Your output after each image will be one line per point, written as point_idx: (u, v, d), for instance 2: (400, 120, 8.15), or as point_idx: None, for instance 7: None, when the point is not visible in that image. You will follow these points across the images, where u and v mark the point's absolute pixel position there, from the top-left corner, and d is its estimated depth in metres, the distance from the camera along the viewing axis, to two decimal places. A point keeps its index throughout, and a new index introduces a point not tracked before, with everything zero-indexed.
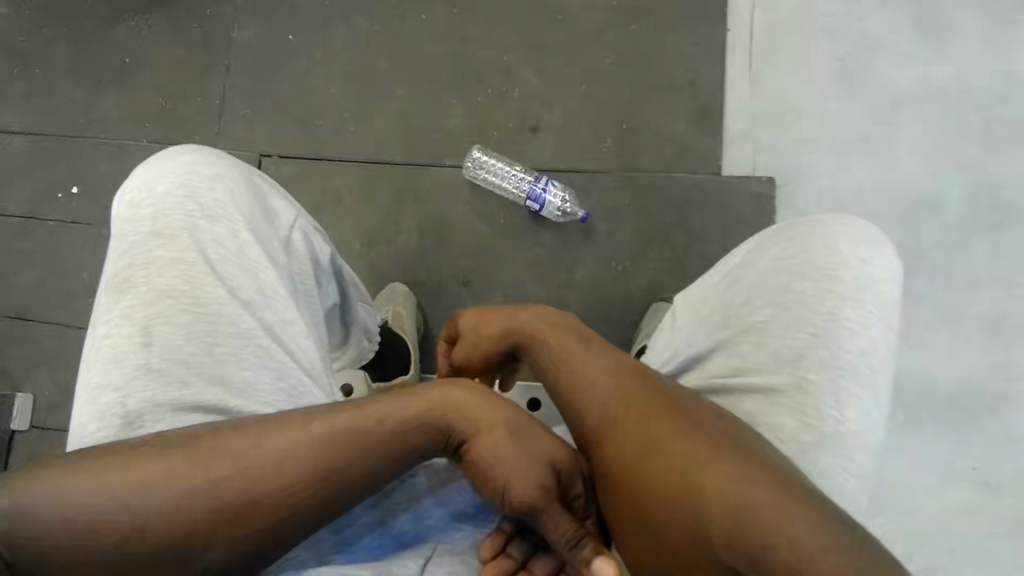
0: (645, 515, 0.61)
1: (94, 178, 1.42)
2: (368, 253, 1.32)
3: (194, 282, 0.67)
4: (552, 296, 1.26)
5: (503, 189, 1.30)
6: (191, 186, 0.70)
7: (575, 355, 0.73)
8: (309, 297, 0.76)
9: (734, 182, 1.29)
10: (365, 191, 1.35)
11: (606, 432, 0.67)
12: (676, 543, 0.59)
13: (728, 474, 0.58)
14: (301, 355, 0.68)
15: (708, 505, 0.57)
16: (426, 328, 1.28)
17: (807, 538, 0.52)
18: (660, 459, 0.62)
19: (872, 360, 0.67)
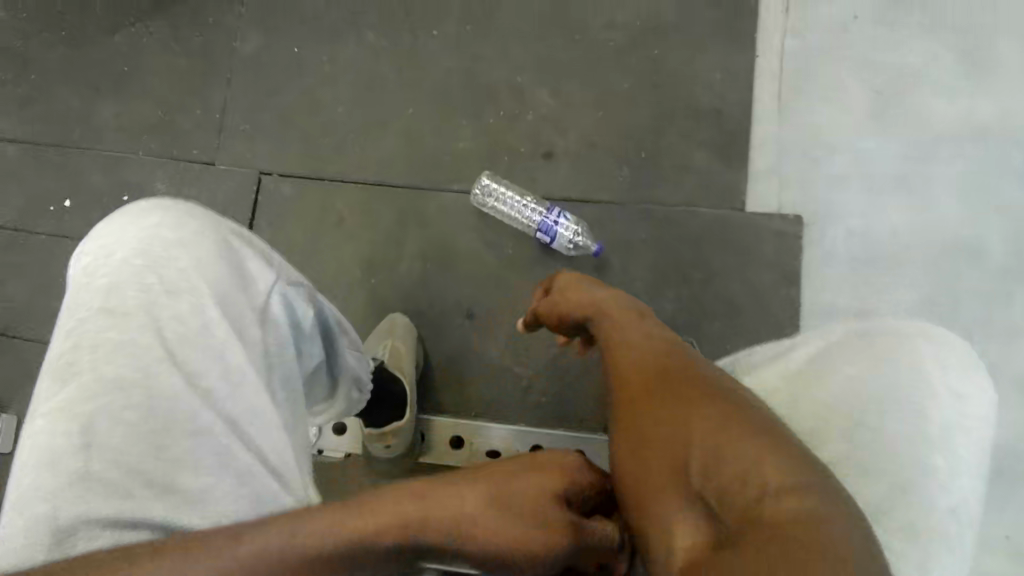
0: (641, 466, 0.51)
1: (88, 191, 1.37)
2: (368, 280, 1.26)
3: (146, 370, 0.55)
4: None
5: (512, 219, 1.23)
6: (152, 254, 0.59)
7: (624, 326, 0.68)
8: (290, 373, 0.64)
9: (758, 220, 1.21)
10: (367, 214, 1.29)
11: (634, 381, 0.58)
12: (665, 508, 0.48)
13: (763, 442, 0.48)
14: (272, 455, 0.57)
15: (723, 459, 0.48)
16: (427, 363, 1.20)
17: (830, 528, 0.42)
18: (682, 409, 0.52)
19: (964, 523, 0.54)
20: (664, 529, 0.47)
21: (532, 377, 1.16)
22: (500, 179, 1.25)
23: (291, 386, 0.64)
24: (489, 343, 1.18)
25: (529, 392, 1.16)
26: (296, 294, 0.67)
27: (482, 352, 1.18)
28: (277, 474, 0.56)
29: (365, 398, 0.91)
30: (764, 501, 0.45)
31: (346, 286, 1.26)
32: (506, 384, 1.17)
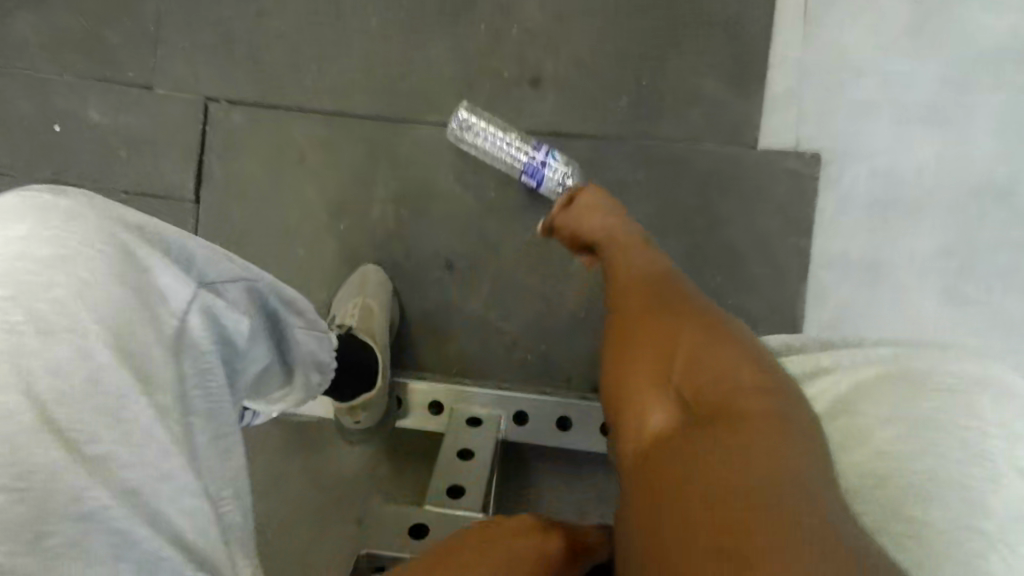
0: (628, 363, 0.62)
1: (9, 119, 1.20)
2: (335, 225, 1.14)
3: (10, 440, 0.39)
4: (549, 287, 1.09)
5: (494, 158, 1.09)
6: (12, 280, 0.45)
7: (629, 251, 0.84)
8: (217, 402, 0.52)
9: (770, 157, 1.10)
10: (333, 150, 1.15)
11: (634, 299, 0.70)
12: (644, 395, 0.59)
13: (737, 351, 0.58)
14: (185, 529, 0.43)
15: (702, 363, 0.58)
16: (402, 320, 1.10)
17: (784, 415, 0.51)
18: (670, 323, 0.63)
19: None
20: (641, 412, 0.58)
21: (517, 334, 1.08)
22: (480, 112, 1.12)
23: (219, 418, 0.52)
24: (472, 297, 1.10)
25: (514, 349, 1.08)
26: (214, 302, 0.56)
27: (463, 307, 1.10)
28: (193, 552, 0.43)
29: (324, 382, 0.82)
30: (731, 393, 0.54)
31: (313, 233, 1.14)
32: (489, 341, 1.09)
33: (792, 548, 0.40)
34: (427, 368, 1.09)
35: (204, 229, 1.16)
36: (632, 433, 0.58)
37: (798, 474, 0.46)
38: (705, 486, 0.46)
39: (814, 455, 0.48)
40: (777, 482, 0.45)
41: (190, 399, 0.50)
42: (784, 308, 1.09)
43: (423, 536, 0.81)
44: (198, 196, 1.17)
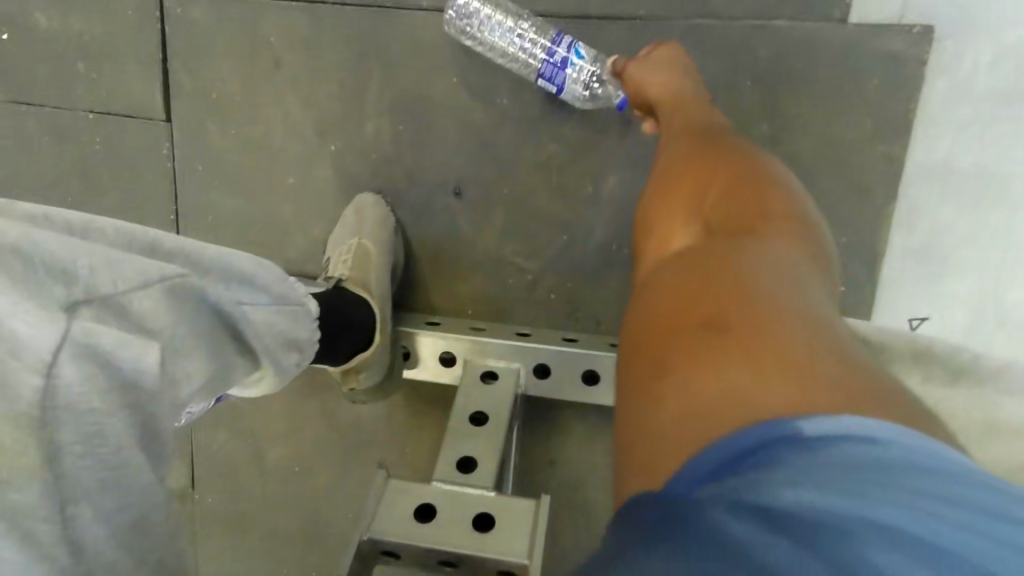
0: (662, 192, 0.67)
1: None
2: (326, 145, 0.97)
3: None
4: (576, 214, 0.92)
5: (504, 56, 0.88)
6: None
7: (692, 98, 0.74)
8: (117, 471, 0.40)
9: (861, 36, 0.86)
10: (314, 51, 0.95)
11: (675, 138, 0.71)
12: (668, 227, 0.63)
13: (774, 196, 0.58)
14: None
15: (725, 194, 0.60)
16: (408, 257, 0.97)
17: (789, 240, 0.53)
18: (710, 158, 0.64)
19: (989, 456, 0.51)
20: (665, 245, 0.61)
21: (539, 272, 0.94)
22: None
23: (121, 488, 0.40)
24: (487, 229, 0.94)
25: (536, 289, 0.94)
26: (95, 332, 0.41)
27: (477, 240, 0.95)
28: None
29: (305, 353, 0.70)
30: (740, 216, 0.56)
31: (301, 155, 0.98)
32: (507, 279, 0.95)
33: (772, 341, 0.41)
34: (439, 311, 0.97)
35: (181, 153, 1.01)
36: (651, 258, 0.62)
37: (780, 273, 0.48)
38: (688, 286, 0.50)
39: (806, 271, 0.51)
40: (754, 275, 0.48)
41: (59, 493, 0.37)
42: (863, 233, 0.89)
43: (432, 518, 0.73)
44: (169, 114, 1.01)
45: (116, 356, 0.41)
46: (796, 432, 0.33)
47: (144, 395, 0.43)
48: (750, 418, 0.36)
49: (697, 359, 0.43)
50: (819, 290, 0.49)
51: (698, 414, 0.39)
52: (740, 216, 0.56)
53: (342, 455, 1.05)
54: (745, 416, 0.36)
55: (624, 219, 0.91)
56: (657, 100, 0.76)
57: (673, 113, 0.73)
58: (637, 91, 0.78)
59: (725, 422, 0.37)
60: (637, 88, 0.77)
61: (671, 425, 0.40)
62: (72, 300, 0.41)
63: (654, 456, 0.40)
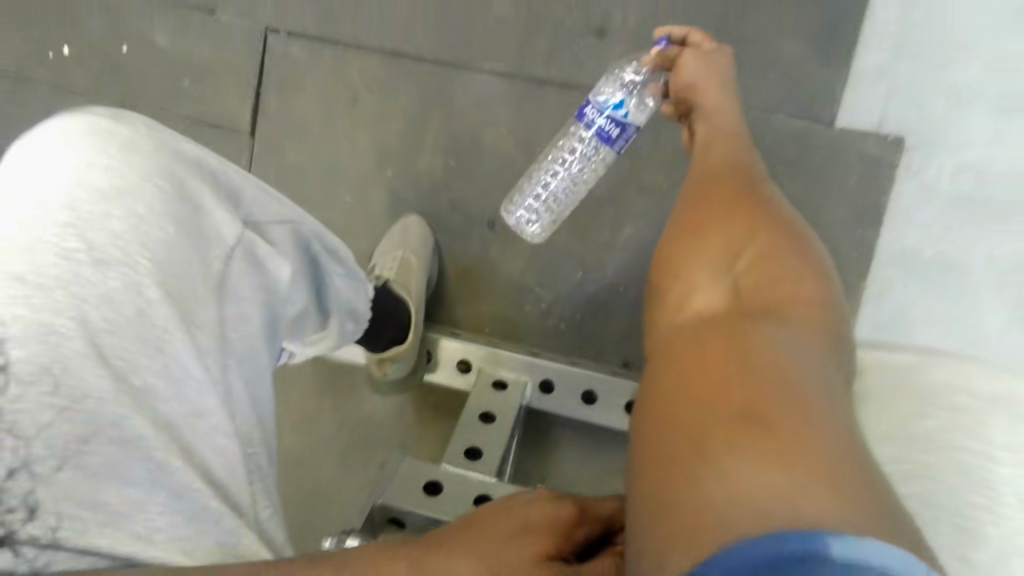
0: (690, 235, 0.63)
1: (88, 40, 1.24)
2: (383, 171, 1.12)
3: (67, 365, 0.41)
4: (591, 256, 1.04)
5: (585, 174, 1.01)
6: (83, 208, 0.48)
7: (730, 124, 0.72)
8: (251, 346, 0.54)
9: (848, 138, 1.02)
10: (386, 92, 1.11)
11: (705, 170, 0.68)
12: (693, 274, 0.60)
13: (803, 273, 0.57)
14: (234, 487, 0.47)
15: (758, 258, 0.58)
16: (441, 275, 1.10)
17: (817, 331, 0.53)
18: (738, 217, 0.62)
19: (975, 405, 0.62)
20: (687, 294, 0.59)
21: (552, 300, 1.07)
22: (546, 43, 1.05)
23: (251, 362, 0.54)
24: (511, 260, 1.08)
25: (548, 316, 1.07)
26: (252, 246, 0.57)
27: (501, 269, 1.08)
28: (232, 502, 0.46)
29: (359, 325, 0.83)
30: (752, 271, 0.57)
31: (361, 178, 1.13)
32: (524, 304, 1.07)
33: (805, 450, 0.40)
34: (461, 325, 1.09)
35: (258, 162, 1.17)
36: (671, 305, 0.60)
37: (809, 368, 0.48)
38: (709, 354, 0.50)
39: (828, 363, 0.50)
40: (773, 349, 0.49)
41: (228, 347, 0.52)
42: None
43: (438, 492, 0.83)
44: (254, 129, 1.18)
45: (260, 270, 0.57)
46: (819, 545, 0.34)
47: (276, 300, 0.59)
48: (785, 523, 0.36)
49: (726, 448, 0.42)
50: (833, 375, 0.49)
51: (723, 506, 0.39)
52: (754, 275, 0.57)
53: (348, 449, 1.06)
54: (773, 523, 0.36)
55: (633, 263, 1.03)
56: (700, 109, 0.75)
57: (711, 137, 0.71)
58: (688, 79, 0.76)
59: (759, 519, 0.37)
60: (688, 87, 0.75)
61: (702, 508, 0.40)
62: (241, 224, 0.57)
63: (687, 532, 0.39)
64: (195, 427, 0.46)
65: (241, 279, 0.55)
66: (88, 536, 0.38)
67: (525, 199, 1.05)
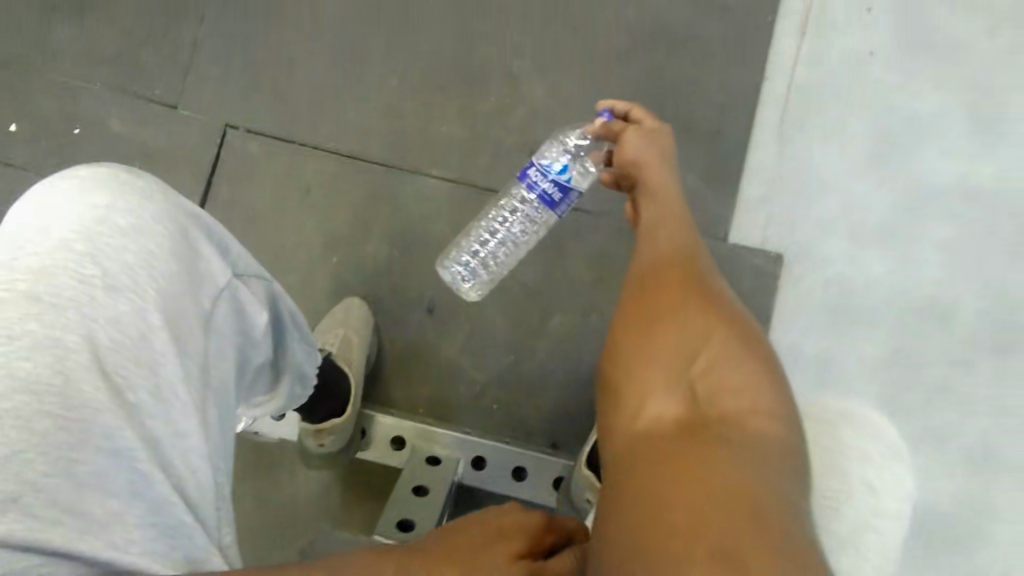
0: (634, 332, 0.58)
1: (36, 120, 1.26)
2: (329, 258, 1.19)
3: (68, 375, 0.46)
4: (523, 343, 1.14)
5: (525, 238, 1.13)
6: (98, 241, 0.52)
7: (670, 213, 0.69)
8: (225, 384, 0.58)
9: (740, 254, 1.20)
10: (339, 187, 1.21)
11: (648, 261, 0.64)
12: (645, 380, 0.54)
13: (761, 373, 0.52)
14: (206, 508, 0.50)
15: (712, 360, 0.52)
16: (379, 356, 1.15)
17: (784, 447, 0.47)
18: (688, 314, 0.56)
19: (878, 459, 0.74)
20: (640, 405, 0.53)
21: (486, 382, 1.13)
22: (488, 155, 1.19)
23: (225, 398, 0.57)
24: (447, 345, 1.15)
25: (481, 398, 1.13)
26: (240, 296, 0.62)
27: (438, 352, 1.15)
28: (202, 521, 0.49)
29: (305, 392, 0.87)
30: (707, 378, 0.51)
31: (306, 263, 1.19)
32: (459, 386, 1.13)
33: None
34: (395, 405, 1.12)
35: None
36: (625, 417, 0.54)
37: (781, 503, 0.42)
38: (667, 486, 0.44)
39: (799, 489, 0.45)
40: (737, 477, 0.43)
41: (212, 379, 0.56)
42: None
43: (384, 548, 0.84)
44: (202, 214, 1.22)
45: (241, 317, 0.61)
46: None
47: (249, 344, 0.63)
48: None
49: None
50: (805, 504, 0.44)
51: None
52: (709, 379, 0.51)
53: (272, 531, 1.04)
54: None
55: (560, 349, 1.13)
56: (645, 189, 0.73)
57: (652, 228, 0.69)
58: (631, 156, 0.77)
59: None
60: (630, 161, 0.76)
61: None
62: (232, 273, 0.62)
63: None
64: (177, 447, 0.49)
65: (225, 323, 0.59)
66: (70, 541, 0.41)
67: (465, 256, 1.14)
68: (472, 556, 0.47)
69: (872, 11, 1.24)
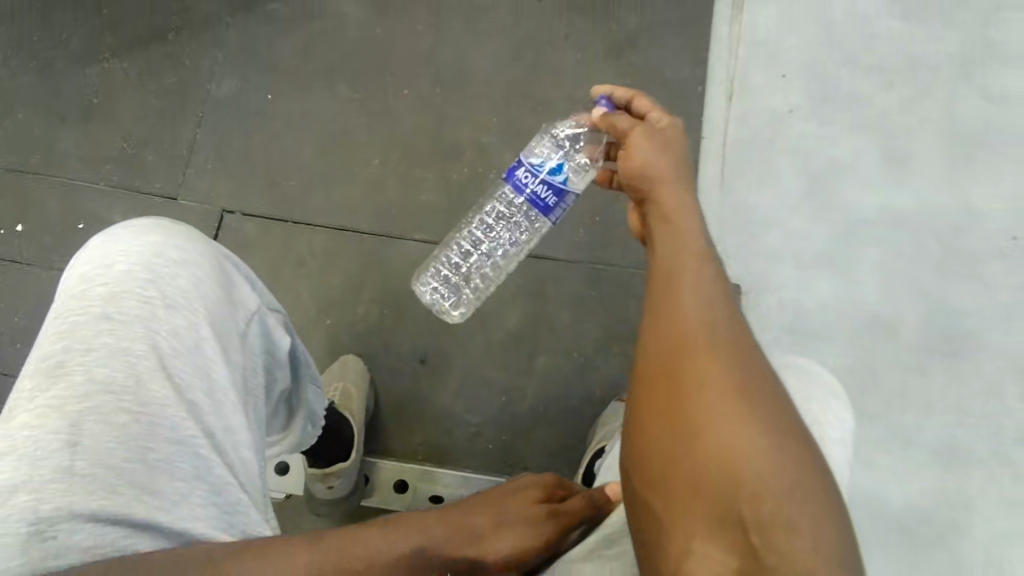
0: (672, 442, 0.57)
1: (42, 219, 1.36)
2: (324, 320, 1.28)
3: (139, 377, 0.55)
4: (512, 384, 1.22)
5: (510, 256, 1.24)
6: (154, 268, 0.59)
7: (688, 260, 0.66)
8: (257, 398, 0.64)
9: None
10: (331, 257, 1.31)
11: (675, 334, 0.61)
12: (690, 502, 0.55)
13: (807, 496, 0.53)
14: (256, 493, 0.58)
15: (756, 488, 0.53)
16: (376, 407, 1.23)
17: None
18: (726, 427, 0.55)
19: (811, 384, 0.67)
20: (689, 528, 0.55)
21: (479, 424, 1.21)
22: (465, 219, 1.30)
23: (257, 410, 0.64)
24: (441, 392, 1.23)
25: (477, 439, 1.21)
26: (272, 323, 0.68)
27: (433, 400, 1.23)
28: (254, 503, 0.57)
29: (315, 435, 0.92)
30: (751, 506, 0.52)
31: (302, 329, 1.28)
32: (454, 430, 1.21)
33: None
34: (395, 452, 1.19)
35: None
36: (676, 541, 0.55)
37: None
38: None
39: None
40: None
41: (250, 390, 0.62)
42: None
43: None
44: None
45: (272, 341, 0.68)
46: None
47: (277, 367, 0.70)
48: None
49: None
50: None
51: None
52: (755, 511, 0.52)
53: None
54: None
55: (546, 387, 1.22)
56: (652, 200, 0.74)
57: (664, 270, 0.66)
58: (640, 167, 0.76)
59: None
60: (636, 168, 0.77)
61: None
62: (265, 302, 0.69)
63: None
64: (228, 440, 0.57)
65: (258, 344, 0.66)
66: (151, 513, 0.50)
67: (453, 279, 1.26)
68: (497, 500, 0.60)
69: (786, 76, 1.40)
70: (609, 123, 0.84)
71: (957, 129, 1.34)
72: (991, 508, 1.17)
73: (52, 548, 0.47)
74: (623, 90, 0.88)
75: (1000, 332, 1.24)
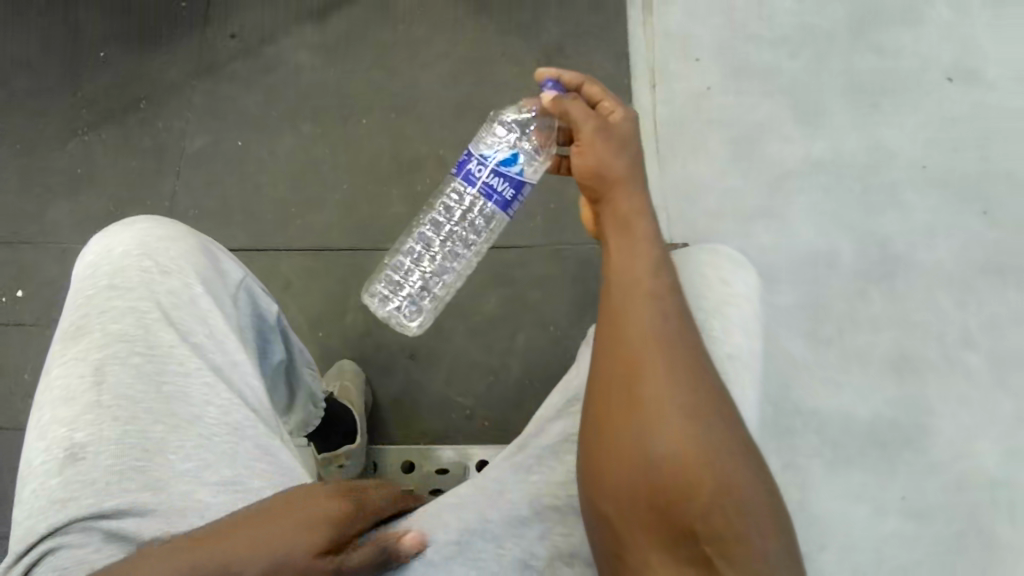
0: (633, 457, 0.65)
1: (40, 282, 1.45)
2: (316, 334, 1.38)
3: (147, 327, 0.70)
4: (497, 363, 1.32)
5: (462, 258, 1.25)
6: (148, 248, 0.75)
7: (638, 270, 0.72)
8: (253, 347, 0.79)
9: None
10: (313, 277, 1.42)
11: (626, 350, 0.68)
12: (651, 511, 0.64)
13: (743, 485, 0.65)
14: (263, 412, 0.72)
15: (707, 493, 0.63)
16: (375, 403, 1.31)
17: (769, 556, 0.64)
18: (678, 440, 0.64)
19: (716, 260, 0.79)
20: (651, 535, 0.64)
21: (472, 404, 1.30)
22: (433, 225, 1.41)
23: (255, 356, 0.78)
24: (433, 380, 1.32)
25: (473, 418, 1.29)
26: (257, 290, 0.82)
27: (426, 389, 1.32)
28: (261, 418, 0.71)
29: (319, 416, 1.00)
30: (705, 507, 0.63)
31: None
32: (450, 414, 1.30)
33: None
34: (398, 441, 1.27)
35: None
36: (640, 545, 0.64)
37: None
38: None
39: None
40: None
41: (245, 340, 0.77)
42: None
43: None
44: None
45: (259, 303, 0.82)
46: None
47: (271, 329, 0.83)
48: None
49: None
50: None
51: None
52: (708, 519, 0.63)
53: None
54: None
55: (529, 361, 1.32)
56: (610, 201, 0.79)
57: (626, 282, 0.71)
58: (596, 167, 0.79)
59: None
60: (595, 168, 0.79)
61: None
62: (250, 276, 0.83)
63: None
64: (232, 370, 0.72)
65: (246, 305, 0.80)
66: (166, 433, 0.66)
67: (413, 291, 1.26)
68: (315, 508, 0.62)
69: (701, 59, 1.57)
70: (562, 109, 0.84)
71: (857, 82, 1.51)
72: (950, 408, 1.28)
73: (85, 464, 0.63)
74: (572, 72, 0.89)
75: (929, 252, 1.38)
